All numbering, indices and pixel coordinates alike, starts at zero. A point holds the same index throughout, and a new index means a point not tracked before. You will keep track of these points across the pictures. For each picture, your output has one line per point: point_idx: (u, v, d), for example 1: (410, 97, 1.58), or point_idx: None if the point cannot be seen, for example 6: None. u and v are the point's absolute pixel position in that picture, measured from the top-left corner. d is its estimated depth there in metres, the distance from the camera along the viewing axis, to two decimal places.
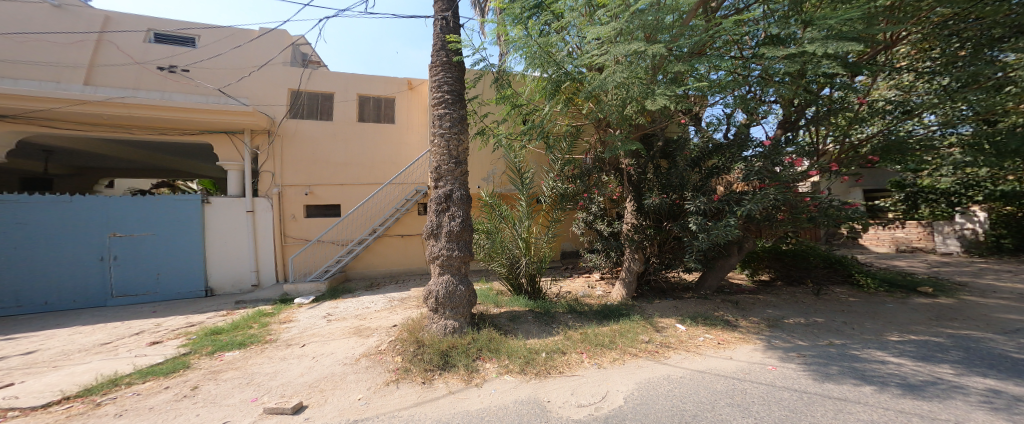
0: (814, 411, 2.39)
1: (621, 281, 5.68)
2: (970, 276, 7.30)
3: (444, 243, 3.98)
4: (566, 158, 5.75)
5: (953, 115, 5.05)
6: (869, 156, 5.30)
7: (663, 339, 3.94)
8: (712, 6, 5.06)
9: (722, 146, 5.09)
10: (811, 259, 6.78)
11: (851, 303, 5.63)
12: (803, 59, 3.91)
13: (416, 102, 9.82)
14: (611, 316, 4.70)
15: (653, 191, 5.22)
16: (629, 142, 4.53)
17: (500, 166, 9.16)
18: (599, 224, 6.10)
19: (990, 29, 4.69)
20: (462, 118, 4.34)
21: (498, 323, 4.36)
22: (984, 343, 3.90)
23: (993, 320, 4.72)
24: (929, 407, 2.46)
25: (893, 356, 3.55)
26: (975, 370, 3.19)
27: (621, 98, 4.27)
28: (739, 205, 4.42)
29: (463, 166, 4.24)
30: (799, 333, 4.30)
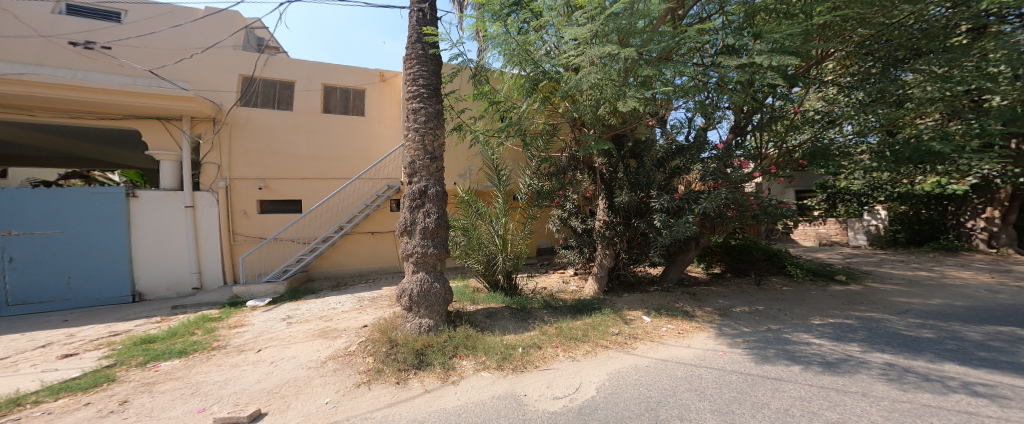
0: (756, 391, 2.61)
1: (593, 276, 5.86)
2: (873, 265, 8.36)
3: (419, 239, 3.91)
4: (542, 156, 5.84)
5: (865, 126, 5.42)
6: (801, 160, 5.60)
7: (630, 331, 4.13)
8: (678, 14, 5.33)
9: (684, 147, 5.33)
10: (754, 252, 7.33)
11: (783, 291, 6.20)
12: (752, 70, 4.18)
13: (388, 94, 9.51)
14: (584, 310, 4.86)
15: (623, 190, 5.42)
16: (602, 141, 4.69)
17: (477, 163, 9.10)
18: (573, 221, 6.16)
19: (896, 50, 5.28)
20: (438, 113, 4.28)
21: (475, 320, 4.36)
22: (882, 323, 4.49)
23: (889, 302, 5.48)
24: (842, 382, 2.81)
25: (815, 337, 3.96)
26: (875, 346, 3.66)
27: (596, 99, 4.43)
28: (697, 204, 4.72)
29: (439, 161, 4.18)
30: (744, 320, 4.66)
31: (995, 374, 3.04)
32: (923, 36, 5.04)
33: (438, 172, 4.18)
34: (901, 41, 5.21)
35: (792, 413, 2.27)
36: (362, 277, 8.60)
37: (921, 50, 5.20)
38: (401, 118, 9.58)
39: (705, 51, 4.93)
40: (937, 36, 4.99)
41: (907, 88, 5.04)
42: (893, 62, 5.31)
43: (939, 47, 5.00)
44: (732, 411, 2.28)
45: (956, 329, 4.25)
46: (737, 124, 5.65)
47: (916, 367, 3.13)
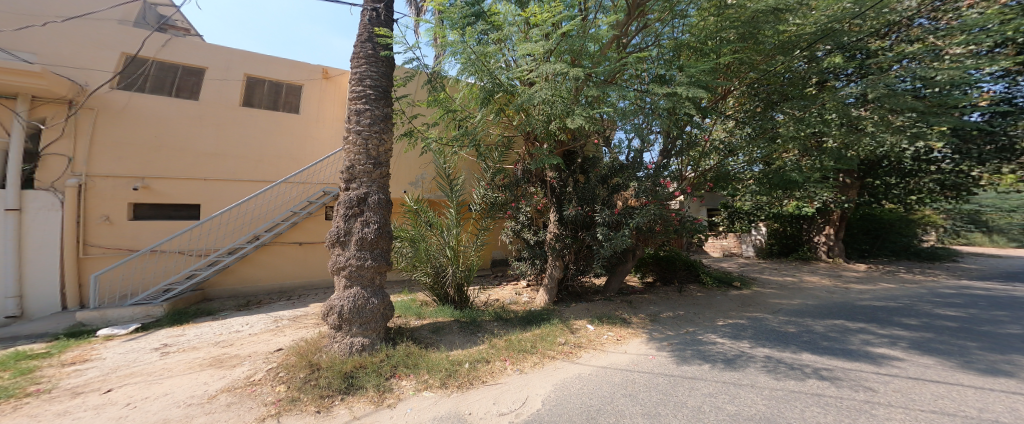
0: (677, 391, 2.91)
1: (544, 287, 6.03)
2: (758, 273, 10.06)
3: (354, 251, 3.59)
4: (497, 167, 6.27)
5: (753, 156, 6.46)
6: (709, 182, 6.60)
7: (577, 340, 4.29)
8: (622, 42, 5.83)
9: (625, 167, 5.79)
10: (676, 262, 8.13)
11: (698, 297, 7.08)
12: (677, 98, 4.76)
13: (331, 93, 8.77)
14: (534, 321, 4.93)
15: (572, 203, 5.76)
16: (552, 156, 4.95)
17: (430, 171, 8.81)
18: (525, 233, 6.43)
19: (772, 94, 6.36)
20: (386, 117, 4.06)
21: (419, 336, 4.13)
22: (764, 321, 5.39)
23: (768, 303, 6.63)
24: (736, 375, 3.28)
25: (720, 337, 4.57)
26: (760, 342, 4.37)
27: (547, 113, 4.64)
28: (632, 218, 5.21)
29: (385, 167, 3.94)
30: (669, 325, 5.18)
31: (834, 360, 3.86)
32: (789, 83, 6.33)
33: (382, 178, 3.93)
34: (776, 86, 6.36)
35: (704, 409, 2.57)
36: (280, 295, 7.54)
37: (787, 95, 6.31)
38: (344, 120, 8.85)
39: (644, 77, 5.39)
40: (798, 87, 6.30)
41: (778, 126, 6.06)
42: (770, 104, 6.35)
43: (798, 94, 6.23)
44: (661, 414, 2.48)
45: (810, 323, 5.31)
46: (666, 149, 6.32)
47: (785, 357, 3.82)
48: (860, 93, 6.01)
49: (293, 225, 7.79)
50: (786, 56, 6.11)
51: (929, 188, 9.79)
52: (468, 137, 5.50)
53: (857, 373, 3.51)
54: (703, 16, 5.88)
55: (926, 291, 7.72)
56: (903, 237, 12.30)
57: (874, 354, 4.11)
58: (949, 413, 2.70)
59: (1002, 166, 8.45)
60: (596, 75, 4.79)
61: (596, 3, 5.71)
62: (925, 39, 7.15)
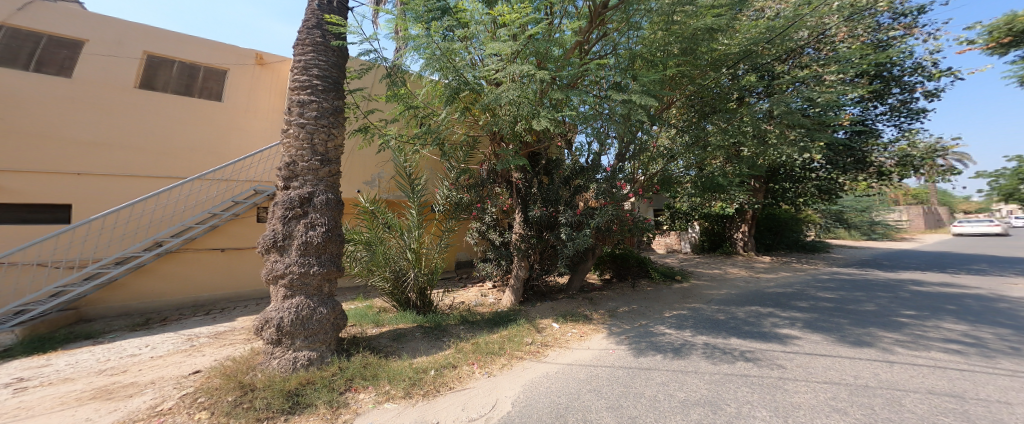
0: (635, 381, 3.11)
1: (510, 288, 6.08)
2: (694, 266, 11.26)
3: (295, 257, 3.24)
4: (461, 167, 5.93)
5: (689, 163, 7.07)
6: (656, 185, 6.94)
7: (542, 339, 4.38)
8: (584, 49, 6.13)
9: (585, 169, 6.22)
10: (630, 259, 8.68)
11: (648, 291, 7.68)
12: (631, 106, 5.02)
13: (265, 81, 7.89)
14: (501, 322, 4.95)
15: (537, 204, 5.88)
16: (518, 157, 5.03)
17: (388, 170, 8.53)
18: (491, 234, 6.45)
19: (704, 105, 7.07)
20: (336, 110, 3.75)
21: (377, 345, 3.89)
22: (702, 311, 6.02)
23: (702, 294, 7.45)
24: (682, 363, 3.61)
25: (667, 328, 4.98)
26: (700, 330, 4.86)
27: (513, 114, 4.73)
28: (593, 219, 5.46)
29: (335, 165, 3.65)
30: (624, 319, 5.52)
31: (756, 342, 4.43)
32: (718, 97, 7.15)
33: (331, 176, 3.62)
34: (707, 99, 7.08)
35: (659, 398, 2.78)
36: (195, 309, 6.53)
37: (715, 108, 7.11)
38: (282, 112, 8.03)
39: (601, 84, 5.71)
40: (716, 102, 7.08)
41: (709, 135, 6.81)
42: (703, 114, 7.02)
43: (723, 107, 7.03)
44: (623, 406, 2.62)
45: (734, 310, 6.07)
46: (620, 153, 6.63)
47: (719, 343, 4.29)
48: (768, 109, 6.91)
49: (212, 228, 6.79)
50: (717, 72, 6.88)
51: (813, 192, 11.81)
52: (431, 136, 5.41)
53: (773, 353, 4.09)
54: (654, 29, 6.06)
55: (813, 278, 9.40)
56: (795, 233, 14.69)
57: (780, 335, 4.82)
58: (835, 382, 3.28)
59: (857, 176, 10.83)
60: (559, 79, 4.96)
61: (561, 8, 5.80)
62: (812, 66, 8.66)
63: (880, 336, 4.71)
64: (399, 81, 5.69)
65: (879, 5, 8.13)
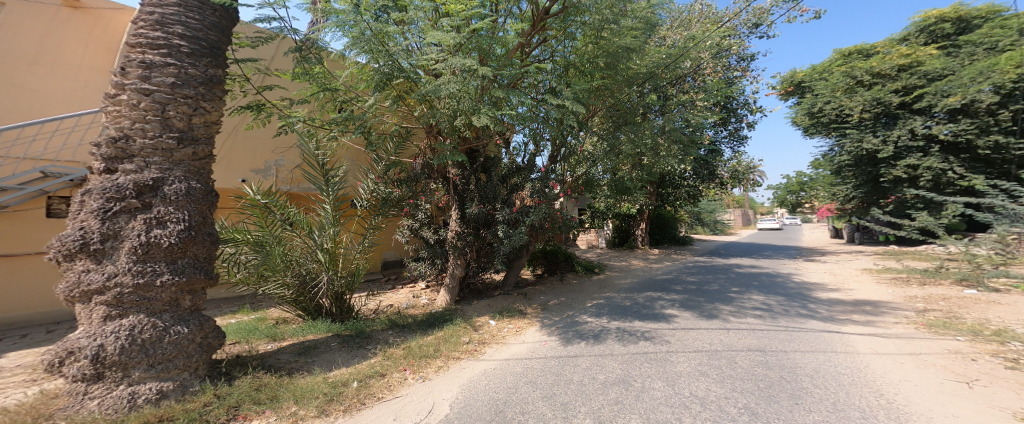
0: (569, 369, 3.34)
1: (445, 287, 6.19)
2: (605, 259, 12.64)
3: (127, 263, 2.54)
4: (390, 159, 5.53)
5: (604, 171, 7.99)
6: (581, 186, 7.92)
7: (479, 337, 4.41)
8: (526, 50, 6.47)
9: (520, 168, 6.48)
10: (560, 255, 9.19)
11: (576, 283, 8.38)
12: (563, 111, 5.56)
13: (74, 27, 5.96)
14: (435, 324, 4.88)
15: (474, 202, 5.97)
16: (456, 152, 4.90)
17: (292, 158, 7.63)
18: (425, 231, 6.32)
19: (618, 117, 7.59)
20: (209, 80, 3.07)
21: (275, 362, 3.37)
22: (615, 299, 6.79)
23: (612, 283, 8.41)
24: (605, 346, 4.05)
25: (590, 316, 5.48)
26: (615, 316, 5.49)
27: (452, 108, 4.63)
28: (527, 217, 5.80)
29: (204, 145, 3.04)
30: (553, 311, 5.87)
31: (652, 323, 5.15)
32: (622, 109, 7.58)
33: (190, 158, 2.93)
34: (621, 111, 7.56)
35: (585, 382, 3.04)
36: None
37: (620, 120, 7.59)
38: (107, 73, 6.33)
39: (540, 87, 6.11)
40: (626, 114, 7.57)
41: (621, 143, 7.34)
42: (617, 125, 7.55)
43: (625, 120, 7.52)
44: (556, 394, 2.78)
45: (637, 296, 7.00)
46: (553, 155, 7.66)
47: (629, 327, 4.88)
48: (662, 127, 7.66)
49: None
50: (631, 87, 7.52)
51: (686, 196, 14.38)
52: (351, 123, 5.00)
53: (661, 330, 4.84)
54: (586, 42, 6.60)
55: (685, 265, 11.54)
56: (674, 229, 17.68)
57: (667, 314, 5.73)
58: (700, 350, 4.05)
59: (711, 184, 14.34)
60: (500, 77, 4.92)
61: (506, 7, 5.88)
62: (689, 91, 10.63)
63: (723, 308, 6.06)
64: (313, 57, 5.03)
65: (732, 48, 10.46)
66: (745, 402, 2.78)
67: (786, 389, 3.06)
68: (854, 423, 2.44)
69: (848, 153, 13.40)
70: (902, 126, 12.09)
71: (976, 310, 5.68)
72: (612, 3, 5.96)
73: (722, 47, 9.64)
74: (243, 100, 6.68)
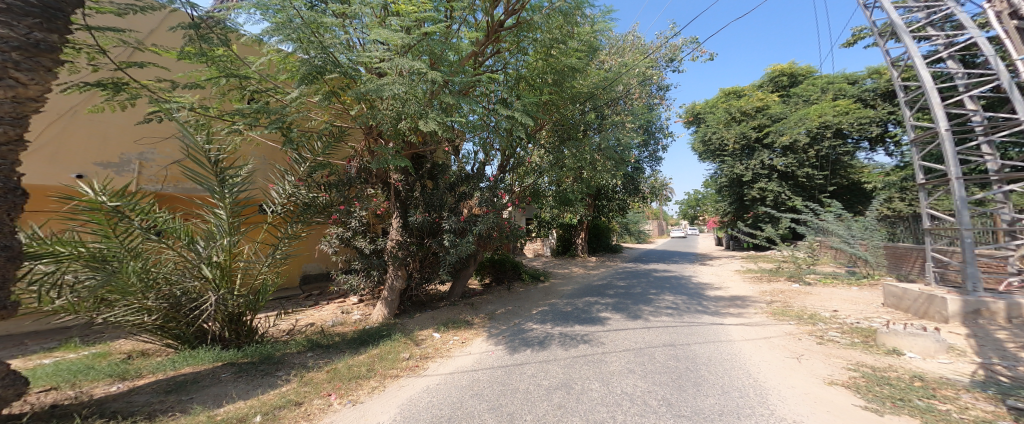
0: (516, 378, 3.34)
1: (382, 301, 5.82)
2: (548, 267, 13.02)
3: None
4: (319, 161, 4.75)
5: (545, 184, 8.45)
6: (529, 197, 8.29)
7: (422, 352, 4.19)
8: (479, 60, 6.46)
9: (470, 177, 6.46)
10: (507, 263, 9.26)
11: (523, 291, 8.46)
12: (513, 123, 5.64)
13: None
14: (368, 341, 4.52)
15: (418, 209, 5.77)
16: (398, 157, 4.67)
17: (171, 154, 6.61)
18: (359, 241, 5.76)
19: (560, 131, 8.00)
20: (34, 46, 2.21)
21: (138, 403, 2.70)
22: (558, 305, 7.00)
23: (555, 290, 8.68)
24: (547, 352, 4.16)
25: (536, 323, 5.58)
26: (558, 322, 5.64)
27: (397, 110, 4.41)
28: (475, 226, 5.76)
29: (9, 127, 2.08)
30: (500, 320, 5.85)
31: (590, 327, 5.39)
32: (569, 126, 7.99)
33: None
34: (564, 126, 7.93)
35: (530, 389, 3.07)
36: None
37: (566, 135, 7.98)
38: None
39: (490, 96, 6.13)
40: (570, 130, 8.01)
41: (567, 157, 7.67)
42: (562, 140, 7.96)
43: (570, 136, 7.91)
44: (503, 405, 2.75)
45: (578, 302, 7.31)
46: (502, 165, 7.71)
47: (570, 332, 5.06)
48: (599, 144, 8.21)
49: None
50: (574, 105, 7.85)
51: (617, 208, 15.55)
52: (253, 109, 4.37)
53: (597, 333, 5.08)
54: (537, 57, 6.76)
55: (618, 271, 12.41)
56: (609, 238, 19.04)
57: (602, 317, 6.06)
58: (631, 349, 4.35)
59: (641, 197, 15.66)
60: (452, 84, 4.88)
61: (461, 15, 5.86)
62: None
63: (646, 308, 6.64)
64: (213, 37, 4.28)
65: (655, 77, 11.77)
66: (664, 394, 3.05)
67: (690, 378, 3.43)
68: (736, 402, 2.86)
69: (724, 175, 16.10)
70: (755, 159, 15.05)
71: (802, 300, 7.12)
72: (561, 24, 6.26)
73: (647, 76, 10.80)
74: (90, 75, 5.63)
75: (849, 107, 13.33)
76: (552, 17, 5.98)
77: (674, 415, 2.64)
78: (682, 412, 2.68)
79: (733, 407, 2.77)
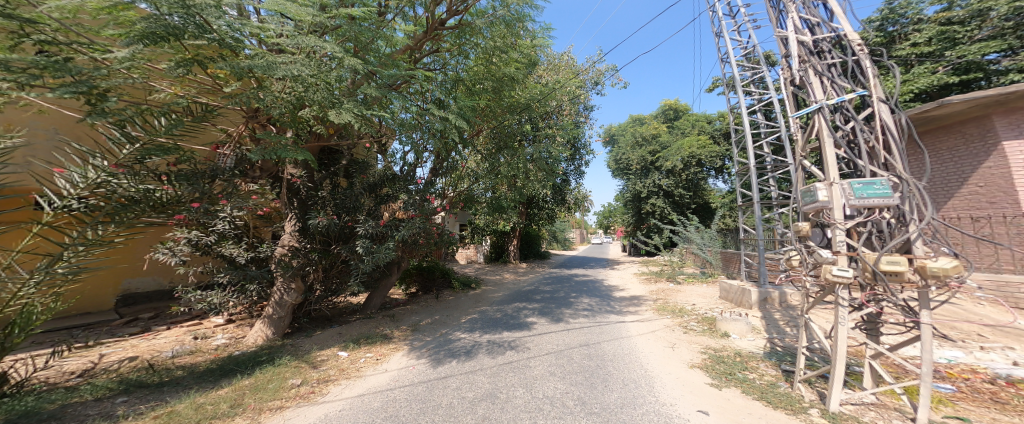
0: (438, 393, 3.20)
1: (265, 319, 5.20)
2: (481, 274, 12.93)
3: None
4: (165, 145, 3.42)
5: (478, 190, 8.41)
6: (463, 203, 8.21)
7: (319, 375, 3.75)
8: (413, 56, 6.18)
9: (394, 177, 6.13)
10: (435, 271, 9.01)
11: (452, 300, 8.22)
12: (449, 125, 5.47)
13: None
14: (234, 372, 3.88)
15: (324, 211, 5.23)
16: (299, 149, 4.08)
17: None
18: (226, 247, 4.86)
19: (499, 139, 7.98)
20: None
21: None
22: (487, 312, 6.94)
23: (485, 297, 8.63)
24: (465, 363, 4.07)
25: (464, 333, 5.44)
26: (485, 330, 5.59)
27: (297, 95, 3.89)
28: (397, 231, 5.46)
29: None
30: (427, 331, 5.59)
31: (519, 333, 5.44)
32: (507, 133, 8.05)
33: None
34: (501, 133, 7.96)
35: (454, 404, 2.95)
36: None
37: (504, 143, 8.01)
38: None
39: (426, 96, 5.93)
40: (508, 138, 8.06)
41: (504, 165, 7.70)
42: (500, 147, 7.94)
43: (507, 144, 7.96)
44: None
45: (508, 308, 7.35)
46: (435, 168, 7.49)
47: (498, 339, 5.05)
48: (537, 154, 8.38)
49: None
50: (512, 114, 7.85)
51: (546, 217, 16.29)
52: (57, 81, 3.03)
53: (523, 338, 5.16)
54: (478, 62, 6.71)
55: (547, 277, 12.89)
56: (539, 245, 19.74)
57: (529, 322, 6.18)
58: (553, 352, 4.50)
59: (570, 207, 16.59)
60: (378, 76, 4.64)
61: (398, 6, 5.56)
62: None
63: (567, 311, 6.99)
64: None
65: (583, 98, 12.69)
66: (579, 393, 3.19)
67: (600, 375, 3.67)
68: (642, 397, 3.09)
69: (628, 191, 17.92)
70: (649, 179, 17.06)
71: (675, 296, 8.28)
72: (504, 34, 6.33)
73: (576, 95, 11.55)
74: None
75: (706, 142, 16.24)
76: (495, 25, 6.08)
77: (586, 413, 2.79)
78: (593, 409, 2.85)
79: (631, 398, 3.06)
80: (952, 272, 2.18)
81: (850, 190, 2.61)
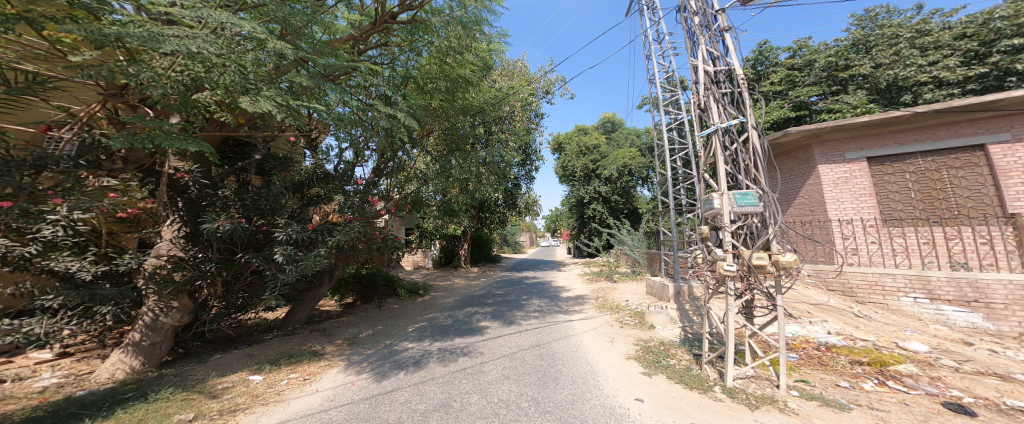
0: (382, 409, 2.89)
1: (128, 347, 4.23)
2: (430, 280, 12.38)
3: None
4: None
5: (425, 193, 8.10)
6: (408, 204, 7.92)
7: (221, 406, 3.18)
8: (358, 46, 5.73)
9: (327, 177, 5.64)
10: (375, 279, 8.43)
11: (396, 308, 7.71)
12: (397, 123, 5.13)
13: None
14: (107, 408, 3.16)
15: (228, 213, 4.59)
16: (199, 141, 3.49)
17: None
18: (61, 261, 3.92)
19: (453, 140, 7.70)
20: None
21: None
22: (435, 319, 6.59)
23: (433, 304, 8.22)
24: (406, 375, 3.74)
25: (412, 342, 5.08)
26: (432, 338, 5.28)
27: (193, 77, 3.32)
28: (331, 235, 4.96)
29: None
30: (367, 344, 5.12)
31: (471, 338, 5.22)
32: (462, 134, 7.78)
33: None
34: (456, 134, 7.68)
35: (402, 418, 2.69)
36: None
37: (457, 144, 7.74)
38: None
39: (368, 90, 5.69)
40: (462, 139, 7.81)
41: (455, 166, 7.41)
42: (452, 149, 7.64)
43: (459, 145, 7.70)
44: None
45: (458, 314, 7.07)
46: (378, 167, 7.05)
47: (449, 346, 4.78)
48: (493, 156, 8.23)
49: None
50: (465, 116, 7.62)
51: (497, 221, 16.21)
52: None
53: (477, 343, 4.94)
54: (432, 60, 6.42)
55: (497, 281, 12.73)
56: (490, 249, 19.55)
57: (480, 328, 5.97)
58: (507, 354, 4.36)
59: (522, 211, 16.67)
60: (312, 63, 4.22)
61: None
62: None
63: (518, 314, 6.91)
64: None
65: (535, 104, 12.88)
66: (533, 394, 3.09)
67: (552, 373, 3.60)
68: (592, 394, 3.04)
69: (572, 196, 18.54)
70: (590, 185, 17.84)
71: (614, 294, 8.62)
72: (460, 33, 6.16)
73: (529, 101, 11.65)
74: None
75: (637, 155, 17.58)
76: (452, 24, 5.89)
77: (541, 413, 2.68)
78: (547, 408, 2.76)
79: (580, 394, 3.03)
80: (793, 264, 2.73)
81: (735, 200, 3.05)
